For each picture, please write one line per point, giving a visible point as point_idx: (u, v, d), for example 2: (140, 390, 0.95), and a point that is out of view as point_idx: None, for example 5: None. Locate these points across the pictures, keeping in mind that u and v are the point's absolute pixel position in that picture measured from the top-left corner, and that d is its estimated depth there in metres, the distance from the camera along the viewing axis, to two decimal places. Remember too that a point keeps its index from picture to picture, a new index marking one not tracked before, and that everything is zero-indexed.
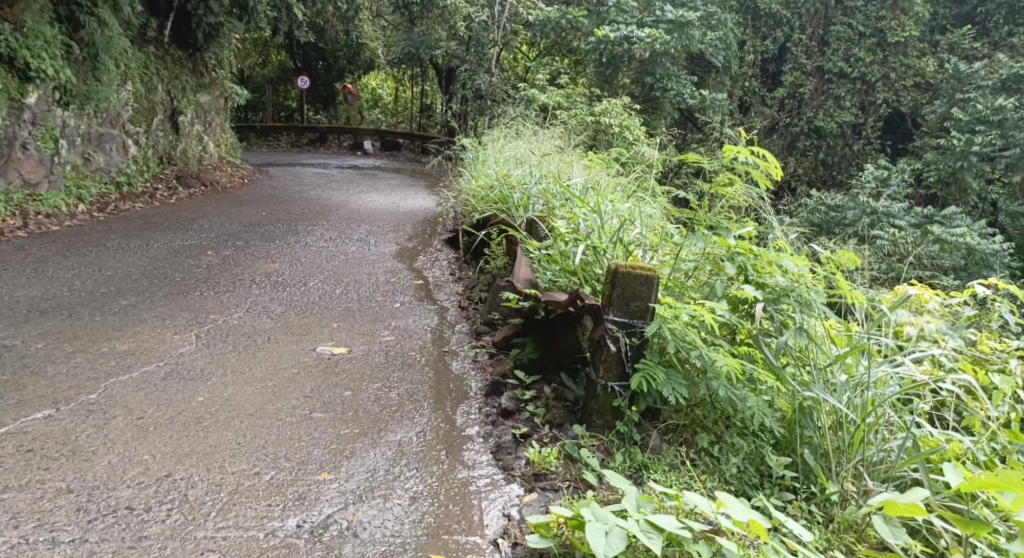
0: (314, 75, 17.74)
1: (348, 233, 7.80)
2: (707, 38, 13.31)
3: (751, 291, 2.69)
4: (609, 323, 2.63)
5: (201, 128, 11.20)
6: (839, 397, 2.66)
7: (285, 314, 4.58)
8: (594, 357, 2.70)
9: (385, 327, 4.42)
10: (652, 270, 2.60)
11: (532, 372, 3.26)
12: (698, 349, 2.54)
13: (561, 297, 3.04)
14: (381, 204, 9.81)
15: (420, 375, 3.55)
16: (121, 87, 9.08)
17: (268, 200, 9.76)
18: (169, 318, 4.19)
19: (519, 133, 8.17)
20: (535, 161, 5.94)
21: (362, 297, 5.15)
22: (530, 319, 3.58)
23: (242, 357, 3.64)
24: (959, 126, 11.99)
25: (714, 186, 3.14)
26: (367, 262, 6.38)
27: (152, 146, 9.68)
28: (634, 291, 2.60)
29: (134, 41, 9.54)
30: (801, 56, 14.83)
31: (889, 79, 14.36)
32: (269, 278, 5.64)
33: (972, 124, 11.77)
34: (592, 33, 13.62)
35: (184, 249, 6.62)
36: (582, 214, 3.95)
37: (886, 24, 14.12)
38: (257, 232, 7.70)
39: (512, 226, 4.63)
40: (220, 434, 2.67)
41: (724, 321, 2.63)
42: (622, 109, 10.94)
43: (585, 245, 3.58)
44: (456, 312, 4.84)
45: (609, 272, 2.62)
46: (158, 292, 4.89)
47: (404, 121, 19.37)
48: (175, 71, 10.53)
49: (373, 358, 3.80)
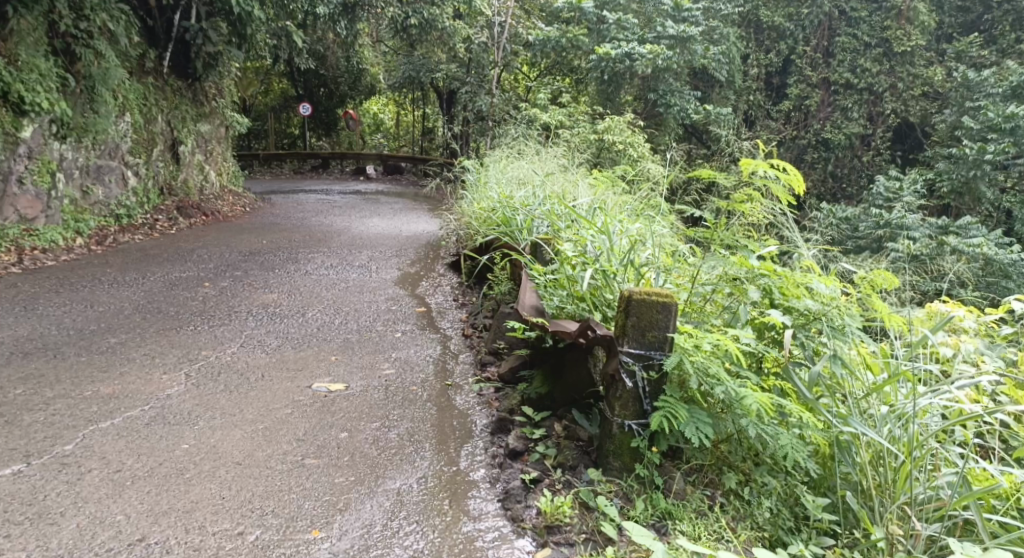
0: (315, 101, 17.72)
1: (349, 259, 7.62)
2: (709, 53, 13.18)
3: (779, 316, 2.49)
4: (623, 356, 2.42)
5: (202, 158, 11.10)
6: (879, 430, 2.44)
7: (281, 348, 4.38)
8: (609, 393, 2.48)
9: (385, 359, 4.20)
10: (668, 296, 2.40)
11: (542, 408, 3.03)
12: (723, 384, 2.33)
13: (571, 326, 2.83)
14: (383, 229, 9.65)
15: (422, 412, 3.32)
16: (120, 119, 8.97)
17: (268, 228, 9.61)
18: (158, 355, 4.00)
19: (523, 153, 8.00)
20: (539, 181, 5.75)
21: (362, 327, 4.94)
22: (538, 349, 3.36)
23: (233, 397, 3.43)
24: (970, 135, 11.77)
25: (730, 203, 2.93)
26: (367, 289, 6.19)
27: (152, 177, 9.56)
28: (650, 319, 2.39)
29: (134, 72, 9.45)
30: (805, 68, 14.67)
31: (897, 89, 14.18)
32: (266, 309, 5.45)
33: (983, 132, 11.55)
34: (593, 51, 13.53)
35: (180, 281, 6.44)
36: (589, 235, 3.73)
37: (891, 34, 13.98)
38: (257, 261, 7.52)
39: (516, 250, 4.43)
40: (203, 488, 2.50)
41: (751, 350, 2.42)
42: (626, 126, 10.82)
43: (594, 268, 3.36)
44: (459, 340, 4.63)
45: (623, 301, 2.42)
46: (150, 328, 4.70)
47: (406, 145, 19.31)
48: (175, 101, 10.43)
49: (371, 394, 3.58)
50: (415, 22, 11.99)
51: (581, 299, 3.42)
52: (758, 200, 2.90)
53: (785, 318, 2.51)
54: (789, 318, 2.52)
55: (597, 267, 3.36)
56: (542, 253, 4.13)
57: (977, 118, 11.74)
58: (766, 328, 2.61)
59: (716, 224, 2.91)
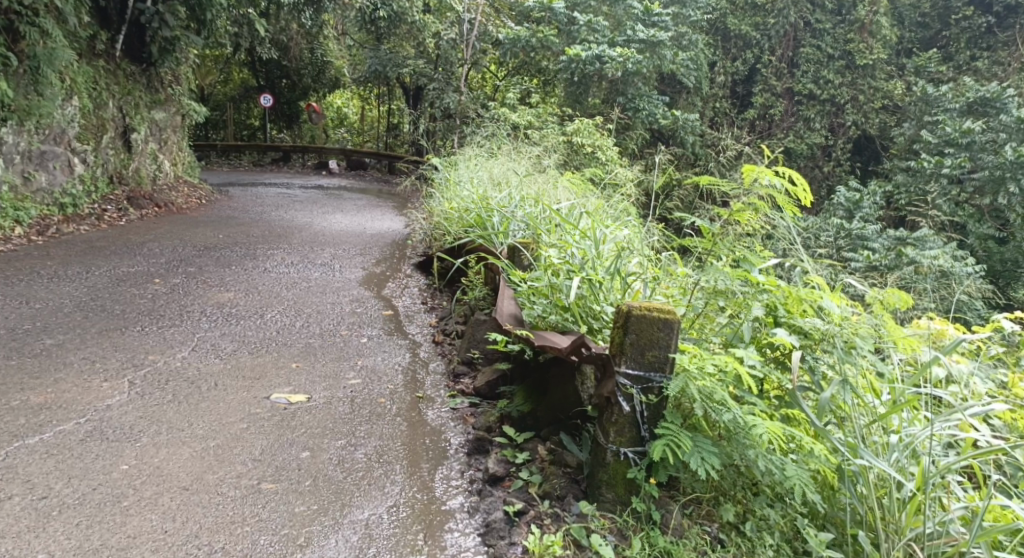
0: (277, 93, 17.17)
1: (310, 257, 7.30)
2: (678, 58, 13.12)
3: (786, 336, 2.31)
4: (620, 378, 2.22)
5: (156, 147, 10.58)
6: (887, 459, 2.26)
7: (236, 352, 4.06)
8: (603, 417, 2.27)
9: (350, 367, 3.92)
10: (670, 313, 2.22)
11: (524, 428, 2.81)
12: (730, 410, 2.14)
13: (559, 341, 2.63)
14: (347, 226, 9.32)
15: (392, 428, 3.07)
16: (67, 102, 8.45)
17: (225, 222, 9.18)
18: (99, 360, 3.64)
19: (493, 154, 7.76)
20: (514, 182, 5.53)
21: (324, 331, 4.65)
22: (520, 363, 3.15)
23: (182, 408, 3.11)
24: (929, 148, 11.91)
25: (731, 212, 2.76)
26: (330, 290, 5.87)
27: (101, 165, 9.04)
28: (650, 338, 2.21)
29: (83, 53, 8.92)
30: (771, 77, 14.71)
31: (859, 101, 14.34)
32: (220, 310, 5.10)
33: (941, 146, 11.71)
34: (563, 52, 13.38)
35: (128, 277, 6.04)
36: (573, 242, 3.56)
37: (855, 47, 14.16)
38: (212, 257, 7.14)
39: (492, 254, 4.21)
40: (141, 520, 2.21)
41: (758, 373, 2.24)
42: (594, 129, 10.71)
43: (580, 276, 3.19)
44: (429, 348, 4.37)
45: (621, 316, 2.23)
46: (92, 328, 4.34)
47: (370, 140, 18.90)
48: (128, 86, 9.91)
49: (336, 407, 3.30)
50: (383, 15, 11.67)
51: (563, 307, 3.24)
52: (762, 210, 2.74)
53: (793, 338, 2.33)
54: (797, 338, 2.34)
55: (581, 275, 3.19)
56: (521, 258, 3.92)
57: (935, 133, 11.90)
58: (770, 348, 2.43)
59: (715, 233, 2.75)
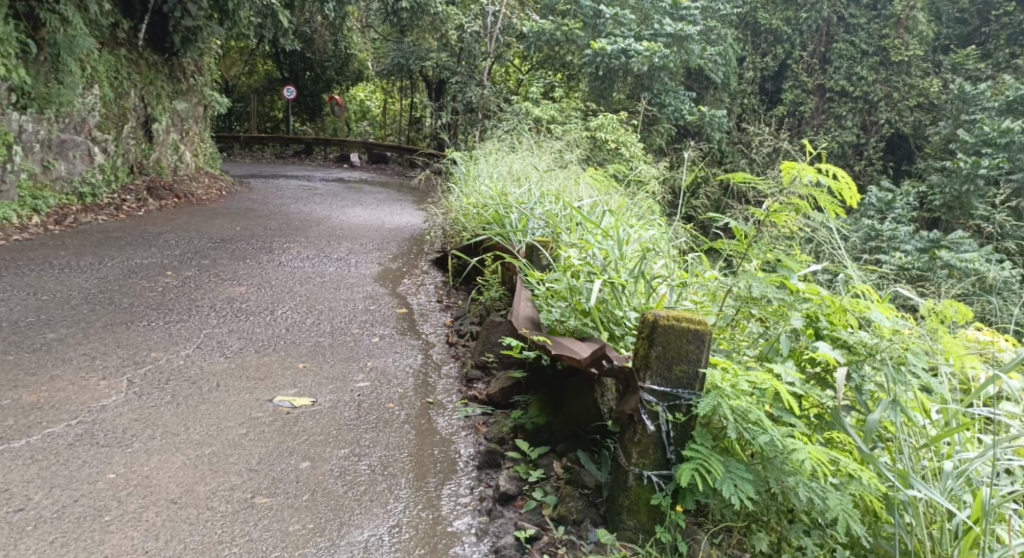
0: (300, 85, 17.09)
1: (327, 251, 7.17)
2: (707, 53, 12.81)
3: (830, 350, 2.09)
4: (644, 393, 2.02)
5: (177, 137, 10.52)
6: (941, 489, 2.02)
7: (242, 351, 3.91)
8: (625, 437, 2.07)
9: (359, 369, 3.75)
10: (701, 323, 2.01)
11: (540, 442, 2.62)
12: (768, 432, 1.92)
13: (579, 350, 2.44)
14: (365, 219, 9.18)
15: (399, 437, 2.90)
16: (87, 91, 8.39)
17: (243, 214, 9.09)
18: (99, 356, 3.51)
19: (513, 149, 7.56)
20: (535, 178, 5.33)
21: (335, 329, 4.49)
22: (536, 370, 2.96)
23: (180, 411, 2.96)
24: (966, 148, 11.47)
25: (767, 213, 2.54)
26: (344, 286, 5.72)
27: (121, 155, 8.99)
28: (678, 351, 2.01)
29: (105, 42, 8.86)
30: (801, 73, 14.35)
31: (893, 99, 13.87)
32: (230, 304, 4.97)
33: (978, 147, 11.25)
34: (588, 46, 13.13)
35: (140, 269, 5.93)
36: (594, 242, 3.36)
37: (890, 42, 13.75)
38: (228, 249, 7.03)
39: (509, 252, 4.02)
40: (122, 537, 2.08)
41: (797, 390, 2.02)
42: (618, 124, 10.48)
43: (601, 279, 3.00)
44: (442, 349, 4.19)
45: (647, 326, 2.04)
46: (98, 322, 4.21)
47: (393, 134, 18.78)
48: (150, 76, 9.85)
49: (342, 413, 3.13)
50: (406, 6, 11.52)
51: (583, 312, 3.05)
52: (802, 210, 2.52)
53: (837, 352, 2.11)
54: (841, 353, 2.12)
55: (602, 278, 2.99)
56: (540, 258, 3.73)
57: (971, 133, 11.46)
58: (811, 363, 2.21)
59: (750, 235, 2.53)
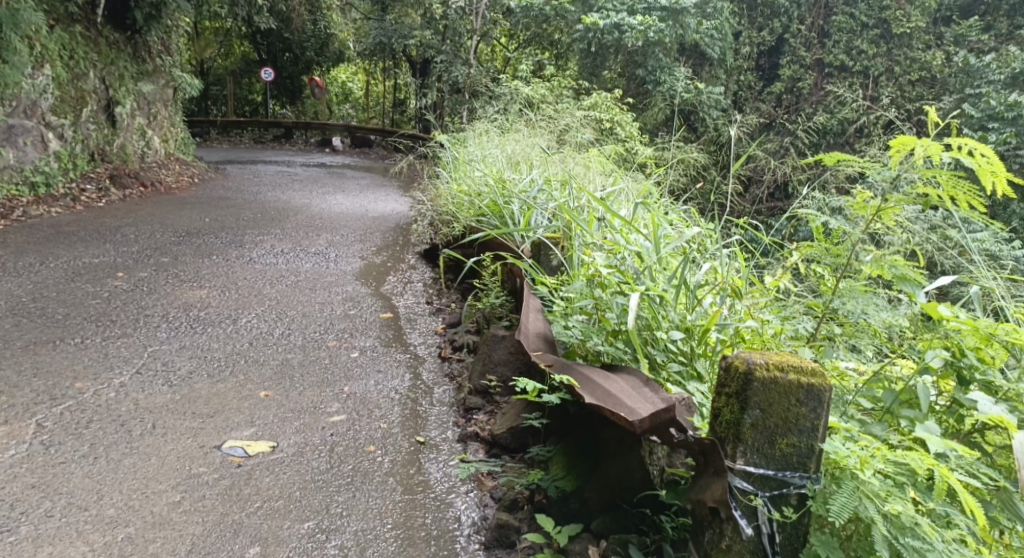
0: (278, 67, 16.24)
1: (303, 244, 6.49)
2: (703, 28, 11.77)
3: (998, 409, 1.45)
4: (735, 478, 1.38)
5: (143, 121, 9.71)
6: None
7: (193, 376, 3.24)
8: (706, 536, 1.43)
9: (334, 397, 3.09)
10: (815, 373, 1.37)
11: (568, 517, 2.00)
12: (932, 546, 1.28)
13: (626, 401, 1.81)
14: (347, 207, 8.50)
15: (380, 500, 2.26)
16: (37, 71, 7.57)
17: (214, 203, 8.38)
18: (8, 392, 2.84)
19: (506, 130, 6.83)
20: (535, 163, 4.67)
21: (308, 342, 3.84)
22: (556, 410, 2.33)
23: (98, 469, 2.32)
24: (969, 124, 10.08)
25: (878, 209, 1.90)
26: (321, 287, 5.04)
27: (81, 141, 8.20)
28: (784, 415, 1.36)
29: (57, 17, 8.04)
30: (800, 48, 13.41)
31: (894, 73, 12.78)
32: (187, 313, 4.28)
33: (984, 122, 9.89)
34: (578, 21, 12.36)
35: (88, 270, 5.22)
36: (622, 240, 2.72)
37: (891, 13, 12.75)
38: (192, 245, 6.32)
39: (512, 254, 3.39)
40: None
41: (962, 470, 1.38)
42: (613, 104, 9.77)
43: (635, 291, 2.38)
44: (435, 366, 3.55)
45: (735, 381, 1.40)
46: (21, 340, 3.53)
47: (376, 118, 17.97)
48: (110, 55, 9.03)
49: (309, 463, 2.50)
50: None
51: (611, 330, 2.44)
52: (927, 204, 1.87)
53: (1005, 410, 1.47)
54: (1014, 413, 1.47)
55: (638, 288, 2.38)
56: (548, 256, 3.22)
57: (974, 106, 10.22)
58: (960, 419, 1.57)
59: (852, 241, 1.90)
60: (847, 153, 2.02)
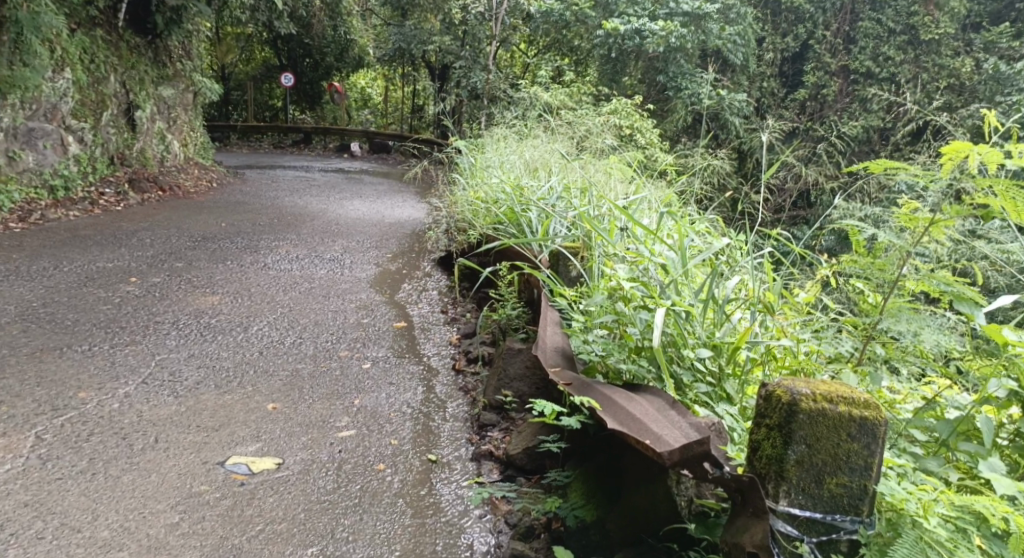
0: (299, 72, 16.25)
1: (319, 250, 6.40)
2: (726, 33, 11.58)
3: None
4: (777, 522, 1.30)
5: (163, 126, 9.71)
6: None
7: (200, 386, 3.15)
8: None
9: (343, 411, 2.98)
10: (868, 408, 1.30)
11: (588, 550, 1.88)
12: None
13: (653, 427, 1.69)
14: (364, 213, 8.42)
15: (388, 525, 2.15)
16: (57, 75, 7.57)
17: (231, 207, 8.33)
18: (9, 402, 2.76)
19: (525, 136, 6.70)
20: (555, 170, 4.54)
21: (320, 351, 3.74)
22: (575, 432, 2.21)
23: (95, 487, 2.23)
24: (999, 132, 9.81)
25: (932, 220, 1.76)
26: (334, 294, 4.94)
27: (100, 145, 8.20)
28: (833, 453, 1.29)
29: (79, 22, 8.05)
30: (824, 54, 13.12)
31: (921, 80, 12.28)
32: (198, 320, 4.20)
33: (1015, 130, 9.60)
34: (599, 27, 12.24)
35: (101, 275, 5.16)
36: (645, 250, 2.59)
37: (919, 19, 12.35)
38: (207, 250, 6.26)
39: (530, 264, 3.27)
40: None
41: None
42: (634, 110, 9.61)
43: (661, 305, 2.24)
44: (448, 379, 3.42)
45: (778, 412, 1.33)
46: (28, 347, 3.46)
47: (395, 123, 17.94)
48: (131, 59, 9.04)
49: (315, 481, 2.38)
50: None
51: (633, 346, 2.30)
52: (984, 214, 1.73)
53: None
54: None
55: (662, 304, 2.24)
56: (567, 268, 3.10)
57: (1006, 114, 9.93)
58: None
59: (902, 257, 1.78)
60: (897, 160, 1.90)
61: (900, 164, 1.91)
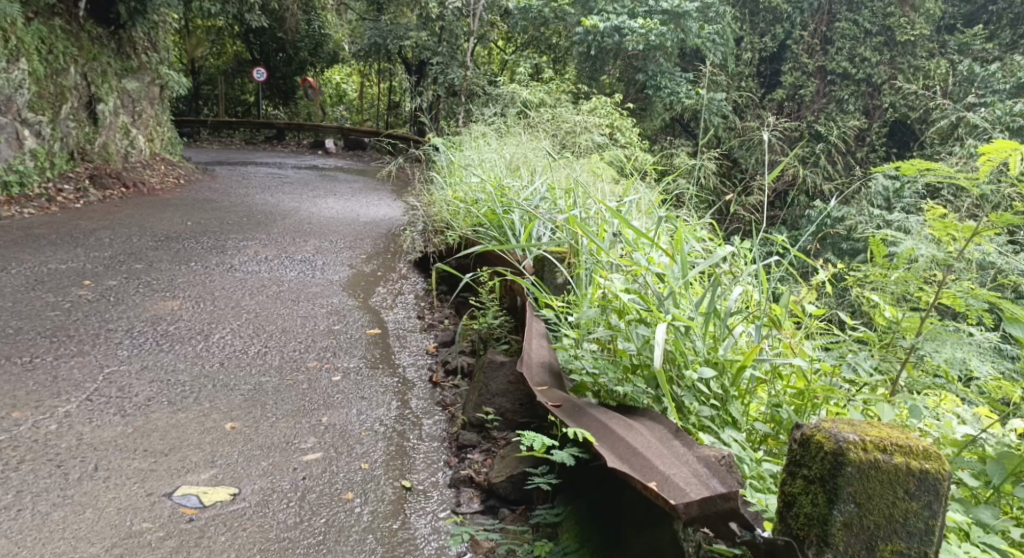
0: (271, 67, 15.82)
1: (289, 250, 6.11)
2: (705, 32, 11.45)
3: None
4: None
5: (128, 120, 9.31)
6: None
7: (152, 403, 2.87)
8: None
9: (310, 430, 2.73)
10: (926, 458, 1.20)
11: None
12: None
13: (664, 468, 1.53)
14: (337, 212, 8.14)
15: None
16: (12, 65, 7.15)
17: (199, 205, 8.00)
18: None
19: (504, 134, 6.47)
20: (537, 169, 4.34)
21: (287, 362, 3.47)
22: (568, 467, 2.03)
23: (19, 526, 1.99)
24: (973, 133, 9.81)
25: (984, 230, 1.58)
26: (304, 298, 4.67)
27: (60, 139, 7.79)
28: (885, 510, 1.20)
29: (36, 10, 7.64)
30: (802, 54, 12.93)
31: (897, 81, 12.29)
32: (155, 327, 3.91)
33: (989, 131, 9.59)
34: (578, 24, 12.07)
35: (51, 278, 4.83)
36: (638, 256, 2.39)
37: (895, 20, 12.25)
38: (170, 250, 5.93)
39: (516, 270, 3.06)
40: None
41: None
42: (613, 109, 9.42)
43: (662, 319, 2.04)
44: (425, 392, 3.19)
45: (822, 463, 1.23)
46: None
47: (370, 120, 17.60)
48: (93, 51, 8.63)
49: (274, 514, 2.15)
50: None
51: (629, 364, 2.11)
52: None
53: None
54: None
55: (663, 317, 2.04)
56: (553, 274, 2.94)
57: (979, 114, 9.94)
58: None
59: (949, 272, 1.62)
60: (936, 162, 1.76)
61: (940, 167, 1.74)
